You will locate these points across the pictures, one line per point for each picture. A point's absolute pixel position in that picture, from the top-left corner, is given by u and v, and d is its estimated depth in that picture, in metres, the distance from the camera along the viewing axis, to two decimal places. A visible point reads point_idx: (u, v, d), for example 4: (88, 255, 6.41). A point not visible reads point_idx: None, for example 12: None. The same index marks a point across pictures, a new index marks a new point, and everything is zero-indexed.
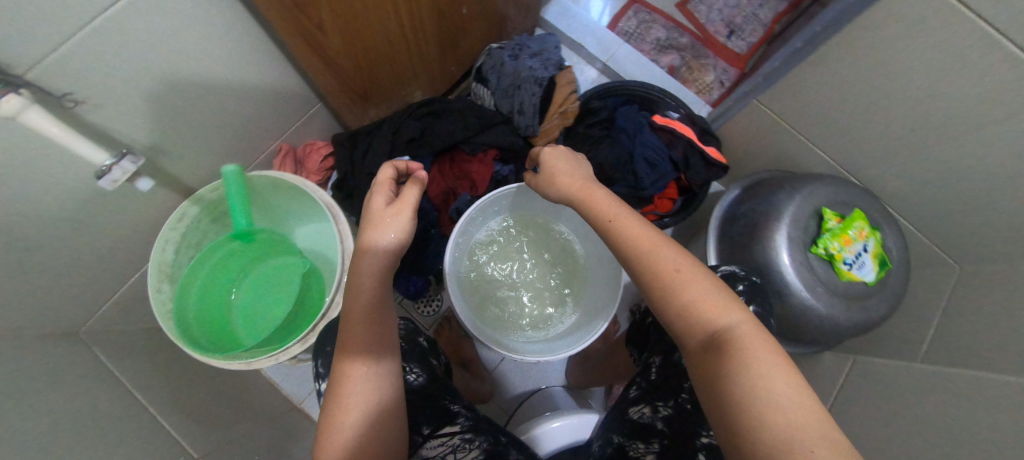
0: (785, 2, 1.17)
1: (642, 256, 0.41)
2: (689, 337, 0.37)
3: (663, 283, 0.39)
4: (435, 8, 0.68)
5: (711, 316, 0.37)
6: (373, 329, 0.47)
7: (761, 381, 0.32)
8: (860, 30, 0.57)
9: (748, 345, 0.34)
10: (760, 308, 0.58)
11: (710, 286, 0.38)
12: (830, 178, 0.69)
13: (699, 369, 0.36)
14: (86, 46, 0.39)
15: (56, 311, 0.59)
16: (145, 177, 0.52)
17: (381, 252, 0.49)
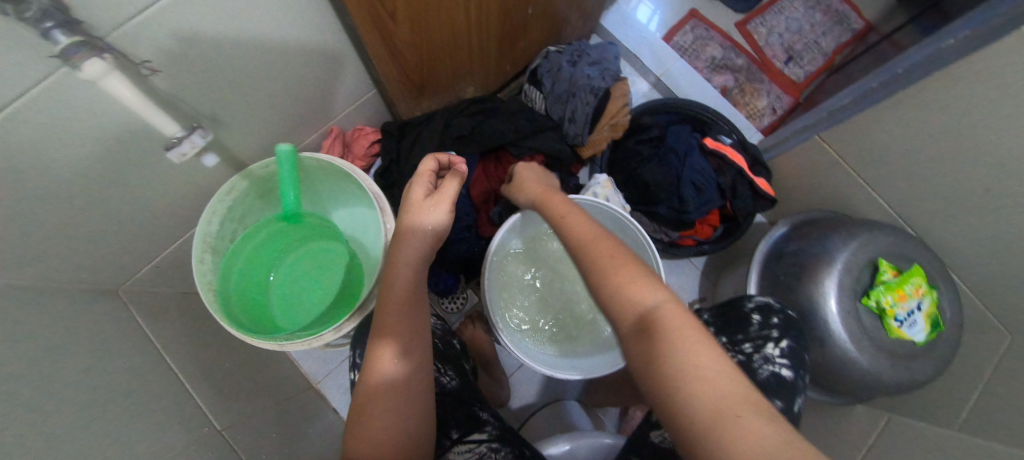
0: (849, 34, 1.14)
1: (584, 249, 0.43)
2: (621, 320, 0.36)
3: (600, 267, 0.39)
4: (503, 6, 0.66)
5: (638, 295, 0.35)
6: (411, 317, 0.47)
7: (683, 354, 0.30)
8: (947, 81, 0.54)
9: (671, 322, 0.33)
10: (795, 343, 0.56)
11: (636, 267, 0.38)
12: (889, 227, 0.66)
13: (627, 347, 0.34)
14: (169, 13, 0.38)
15: (96, 270, 0.60)
16: (211, 153, 0.52)
17: (418, 240, 0.50)
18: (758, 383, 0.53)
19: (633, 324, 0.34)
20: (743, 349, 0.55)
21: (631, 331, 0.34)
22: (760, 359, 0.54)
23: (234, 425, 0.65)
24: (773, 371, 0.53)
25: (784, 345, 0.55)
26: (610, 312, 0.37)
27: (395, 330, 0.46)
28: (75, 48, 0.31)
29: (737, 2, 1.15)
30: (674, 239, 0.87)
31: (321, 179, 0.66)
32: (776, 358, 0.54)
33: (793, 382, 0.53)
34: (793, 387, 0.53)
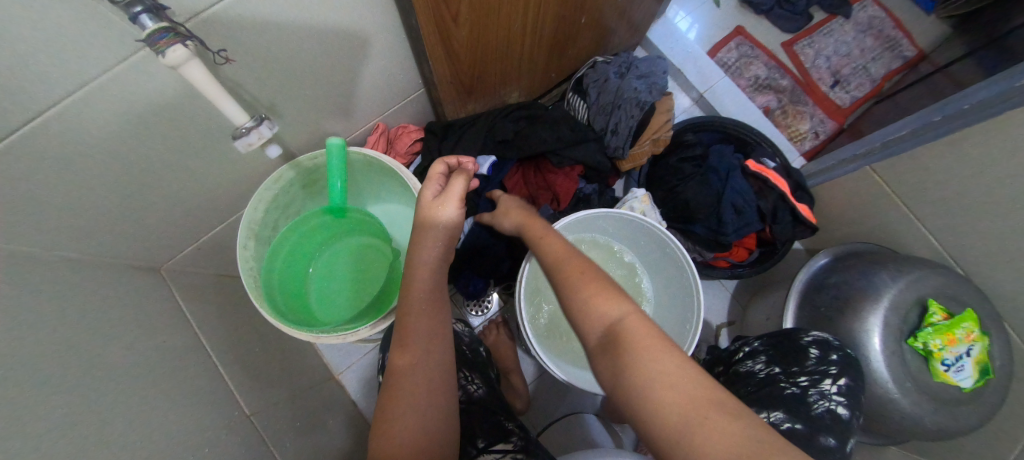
0: (900, 61, 1.11)
1: (556, 270, 0.46)
2: (590, 335, 0.38)
3: (569, 287, 0.42)
4: (558, 13, 0.66)
5: (603, 308, 0.38)
6: (433, 318, 0.46)
7: (644, 362, 0.32)
8: (1022, 122, 0.52)
9: (633, 333, 0.35)
10: (853, 382, 0.55)
11: (601, 284, 0.41)
12: (941, 267, 0.64)
13: (597, 362, 0.36)
14: (246, 4, 0.39)
15: (141, 248, 0.61)
16: (275, 144, 0.52)
17: (438, 242, 0.49)
18: (812, 417, 0.52)
19: (601, 339, 0.37)
20: (798, 382, 0.55)
21: (600, 346, 0.36)
22: (815, 393, 0.54)
23: (261, 411, 0.66)
24: (828, 407, 0.53)
25: (842, 383, 0.54)
26: (581, 330, 0.39)
27: (417, 333, 0.45)
28: (161, 33, 0.32)
29: (785, 22, 1.13)
30: (707, 259, 0.86)
31: (365, 174, 0.67)
32: (833, 395, 0.54)
33: (849, 421, 0.53)
34: (849, 426, 0.52)
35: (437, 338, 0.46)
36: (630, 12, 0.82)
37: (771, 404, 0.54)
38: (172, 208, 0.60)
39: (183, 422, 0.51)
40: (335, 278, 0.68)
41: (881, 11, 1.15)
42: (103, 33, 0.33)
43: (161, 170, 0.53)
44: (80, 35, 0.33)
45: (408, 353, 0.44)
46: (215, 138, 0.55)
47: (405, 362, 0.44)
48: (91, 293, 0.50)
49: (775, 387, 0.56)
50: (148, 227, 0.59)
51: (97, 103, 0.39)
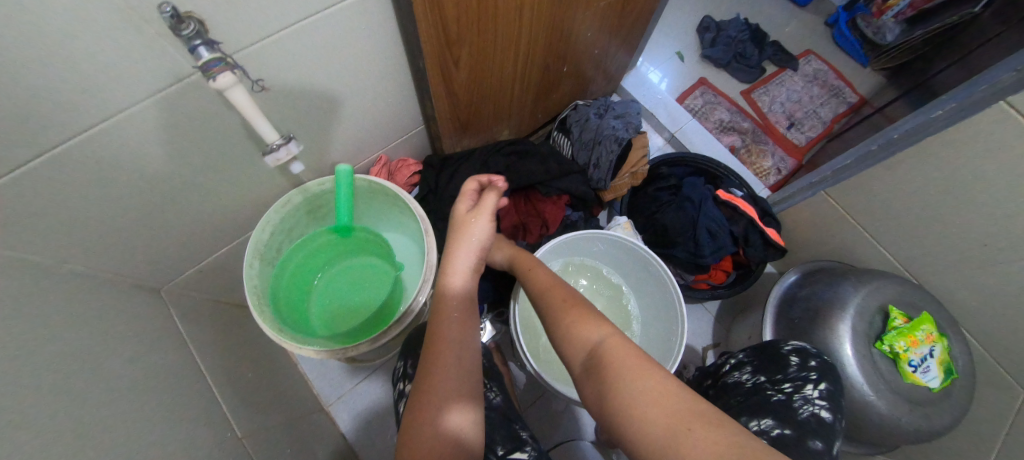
0: (845, 106, 1.26)
1: (543, 302, 0.51)
2: (577, 359, 0.42)
3: (556, 317, 0.47)
4: (544, 62, 0.77)
5: (588, 333, 0.43)
6: (465, 332, 0.49)
7: (623, 381, 0.36)
8: (942, 143, 0.62)
9: (613, 354, 0.39)
10: (833, 386, 0.57)
11: (584, 312, 0.46)
12: (895, 276, 0.71)
13: (586, 386, 0.40)
14: (283, 43, 0.47)
15: (147, 266, 0.63)
16: (298, 161, 0.58)
17: (465, 266, 0.54)
18: (799, 420, 0.53)
19: (586, 365, 0.40)
20: (782, 389, 0.57)
21: (586, 371, 0.40)
22: (800, 399, 0.55)
23: (252, 435, 0.65)
24: (812, 411, 0.54)
25: (823, 388, 0.56)
26: (570, 358, 0.43)
27: (450, 353, 0.46)
28: (214, 62, 0.40)
29: (742, 74, 1.29)
30: (689, 281, 0.92)
31: (368, 200, 0.72)
32: (816, 400, 0.55)
33: (834, 424, 0.53)
34: (834, 430, 0.52)
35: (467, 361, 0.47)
36: (605, 63, 0.94)
37: (760, 411, 0.55)
38: (181, 227, 0.63)
39: (178, 437, 0.51)
40: (338, 299, 0.71)
41: (823, 65, 1.33)
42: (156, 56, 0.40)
43: (179, 188, 0.57)
44: (137, 57, 0.39)
45: (438, 371, 0.45)
46: (232, 160, 0.59)
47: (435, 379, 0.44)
48: (88, 308, 0.51)
49: (762, 394, 0.57)
50: (156, 245, 0.62)
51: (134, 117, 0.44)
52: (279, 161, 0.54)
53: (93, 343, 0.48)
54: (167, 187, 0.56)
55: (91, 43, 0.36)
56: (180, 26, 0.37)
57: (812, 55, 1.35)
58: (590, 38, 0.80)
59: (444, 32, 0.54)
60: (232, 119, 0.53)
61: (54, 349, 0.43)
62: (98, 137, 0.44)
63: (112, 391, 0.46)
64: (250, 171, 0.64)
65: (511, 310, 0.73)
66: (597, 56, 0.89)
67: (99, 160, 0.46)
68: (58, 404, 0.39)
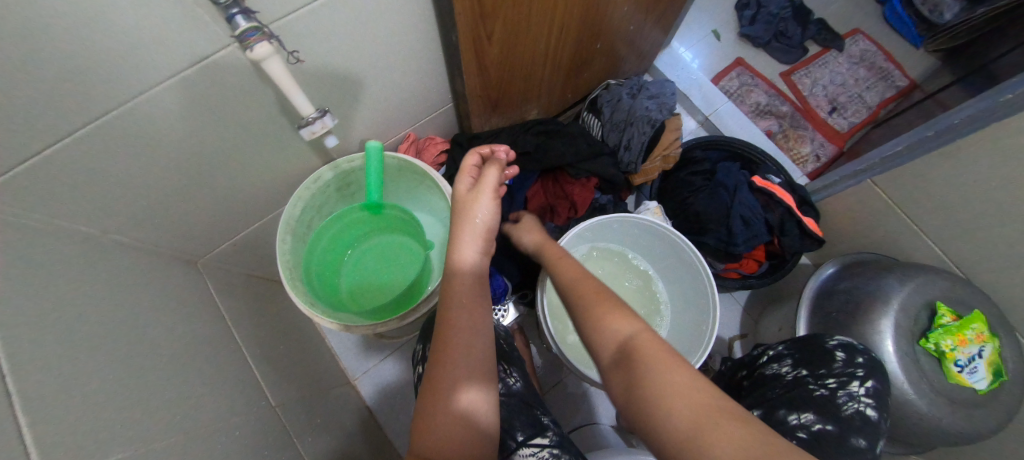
0: (893, 90, 1.18)
1: (568, 289, 0.48)
2: (603, 351, 0.40)
3: (582, 306, 0.44)
4: (578, 38, 0.73)
5: (616, 325, 0.40)
6: (477, 321, 0.46)
7: (653, 379, 0.35)
8: (1009, 131, 0.57)
9: (642, 351, 0.37)
10: (881, 383, 0.55)
11: (614, 303, 0.43)
12: (944, 271, 0.67)
13: (610, 380, 0.38)
14: (318, 15, 0.46)
15: (184, 239, 0.64)
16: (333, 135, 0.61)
17: (476, 251, 0.48)
18: (842, 418, 0.52)
19: (613, 358, 0.38)
20: (826, 384, 0.55)
21: (612, 364, 0.38)
22: (845, 395, 0.53)
23: (284, 404, 0.67)
24: (858, 408, 0.52)
25: (869, 385, 0.54)
26: (594, 350, 0.41)
27: (460, 338, 0.44)
28: (252, 31, 0.39)
29: (783, 54, 1.22)
30: (718, 270, 0.89)
31: (397, 178, 0.72)
32: (862, 397, 0.53)
33: (878, 422, 0.52)
34: (878, 428, 0.52)
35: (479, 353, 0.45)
36: (639, 41, 0.90)
37: (801, 405, 0.54)
38: (216, 201, 0.64)
39: (217, 404, 0.52)
40: (367, 275, 0.72)
41: (872, 46, 1.24)
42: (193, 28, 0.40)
43: (213, 161, 0.58)
44: (175, 29, 0.39)
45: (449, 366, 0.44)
46: (265, 135, 0.59)
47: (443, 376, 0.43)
48: (128, 279, 0.53)
49: (803, 388, 0.55)
50: (193, 219, 0.63)
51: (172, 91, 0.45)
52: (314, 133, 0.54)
53: (135, 313, 0.50)
54: (202, 161, 0.56)
55: (132, 13, 0.35)
56: None
57: (860, 33, 1.26)
58: (626, 13, 0.77)
59: (479, 4, 0.52)
60: (265, 93, 0.53)
61: (100, 318, 0.44)
62: (139, 108, 0.44)
63: (155, 359, 0.48)
64: (281, 147, 0.64)
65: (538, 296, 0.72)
66: (632, 33, 0.85)
67: (140, 132, 0.47)
68: (107, 369, 0.41)
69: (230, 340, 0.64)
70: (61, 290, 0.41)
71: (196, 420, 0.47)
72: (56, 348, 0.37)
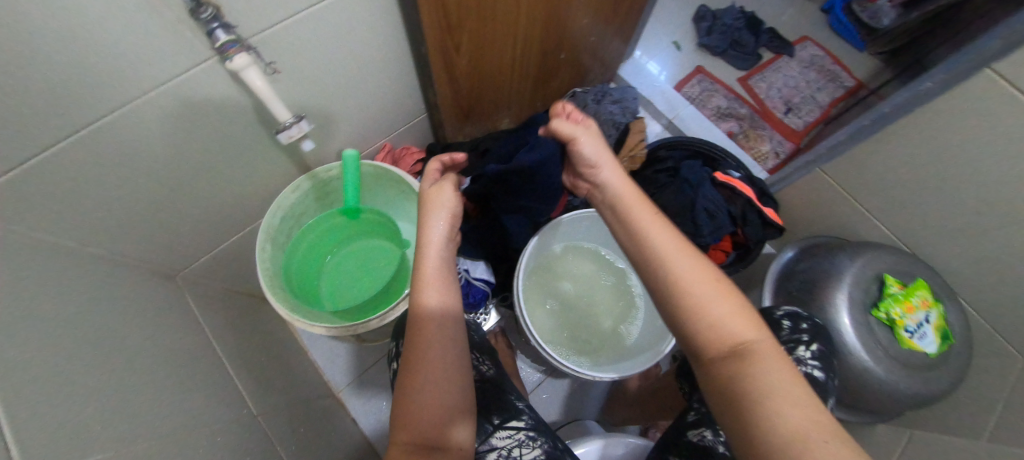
0: (842, 90, 1.27)
1: (667, 260, 0.41)
2: (710, 345, 0.37)
3: (688, 290, 0.39)
4: (543, 49, 0.78)
5: (737, 329, 0.37)
6: (449, 316, 0.49)
7: (769, 390, 0.33)
8: (933, 113, 0.63)
9: (761, 361, 0.35)
10: (824, 347, 0.59)
11: (731, 299, 0.39)
12: (891, 248, 0.72)
13: (707, 370, 0.37)
14: (293, 30, 0.50)
15: (157, 252, 0.65)
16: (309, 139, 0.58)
17: (436, 281, 0.50)
18: None
19: (718, 353, 0.36)
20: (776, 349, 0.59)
21: (719, 358, 0.36)
22: (793, 360, 0.57)
23: (266, 414, 0.67)
24: (805, 370, 0.56)
25: (814, 348, 0.58)
26: (692, 335, 0.38)
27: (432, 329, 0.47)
28: (231, 43, 0.44)
29: (739, 61, 1.31)
30: None
31: (374, 185, 0.75)
32: (809, 360, 0.57)
33: (825, 383, 0.56)
34: (826, 388, 0.55)
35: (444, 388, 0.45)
36: (601, 52, 0.96)
37: None
38: (194, 213, 0.65)
39: (198, 412, 0.53)
40: (347, 279, 0.74)
41: (821, 51, 1.34)
42: (174, 43, 0.43)
43: (193, 172, 0.60)
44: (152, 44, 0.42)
45: (416, 389, 0.44)
46: (243, 146, 0.62)
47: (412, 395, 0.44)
48: (106, 289, 0.53)
49: None
50: (169, 231, 0.64)
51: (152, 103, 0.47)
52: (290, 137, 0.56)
53: (115, 321, 0.51)
54: (181, 172, 0.58)
55: (117, 30, 0.39)
56: (200, 8, 0.40)
57: (809, 41, 1.36)
58: (587, 26, 0.83)
59: (445, 18, 0.57)
60: (244, 105, 0.56)
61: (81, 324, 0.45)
62: (118, 119, 0.46)
63: (136, 364, 0.49)
64: (258, 158, 0.66)
65: (515, 289, 0.74)
66: (593, 44, 0.91)
67: (118, 144, 0.49)
68: (91, 372, 0.41)
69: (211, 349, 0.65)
70: (42, 298, 0.43)
71: (178, 425, 0.48)
72: (42, 350, 0.38)
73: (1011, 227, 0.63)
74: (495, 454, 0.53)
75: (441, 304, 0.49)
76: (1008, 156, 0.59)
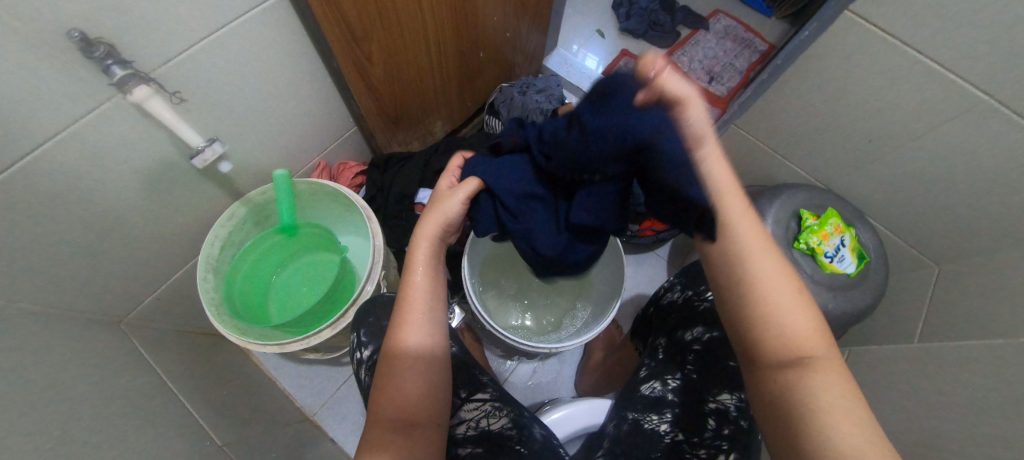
0: (757, 54, 1.36)
1: (751, 259, 0.38)
2: (768, 352, 0.36)
3: (768, 295, 0.37)
4: (459, 51, 0.82)
5: (807, 342, 0.35)
6: (431, 352, 0.45)
7: (824, 406, 0.32)
8: (813, 58, 0.69)
9: (825, 373, 0.34)
10: None
11: (807, 310, 0.37)
12: (806, 186, 0.78)
13: (761, 369, 0.37)
14: (195, 58, 0.51)
15: (97, 300, 0.63)
16: (226, 161, 0.64)
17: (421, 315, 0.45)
18: None
19: (780, 358, 0.35)
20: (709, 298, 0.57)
21: (777, 359, 0.36)
22: None
23: (236, 443, 0.66)
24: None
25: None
26: (750, 332, 0.37)
27: (410, 359, 0.43)
28: (128, 77, 0.46)
29: (659, 40, 1.39)
30: (635, 231, 0.96)
31: (312, 199, 0.76)
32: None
33: None
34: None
35: (421, 394, 0.43)
36: (520, 45, 1.01)
37: (692, 322, 0.57)
38: (127, 254, 0.64)
39: (161, 448, 0.52)
40: (296, 294, 0.77)
41: (733, 22, 1.43)
42: (75, 84, 0.44)
43: (119, 212, 0.59)
44: (53, 85, 0.42)
45: (389, 395, 0.42)
46: (169, 178, 0.62)
47: (388, 401, 0.42)
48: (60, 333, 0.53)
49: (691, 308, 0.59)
50: (104, 276, 0.63)
51: (66, 145, 0.47)
52: (205, 161, 0.60)
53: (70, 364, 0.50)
54: (107, 213, 0.57)
55: (12, 77, 0.39)
56: (91, 48, 0.41)
57: (721, 14, 1.45)
58: (498, 22, 0.86)
59: (349, 32, 0.58)
60: (160, 137, 0.56)
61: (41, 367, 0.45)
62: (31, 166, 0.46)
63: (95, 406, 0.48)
64: (190, 189, 0.66)
65: (467, 288, 0.74)
66: (510, 39, 0.96)
67: (37, 192, 0.48)
68: (46, 416, 0.41)
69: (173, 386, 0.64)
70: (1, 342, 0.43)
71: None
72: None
73: (898, 149, 0.70)
74: (466, 426, 0.54)
75: (422, 342, 0.44)
76: (880, 85, 0.65)
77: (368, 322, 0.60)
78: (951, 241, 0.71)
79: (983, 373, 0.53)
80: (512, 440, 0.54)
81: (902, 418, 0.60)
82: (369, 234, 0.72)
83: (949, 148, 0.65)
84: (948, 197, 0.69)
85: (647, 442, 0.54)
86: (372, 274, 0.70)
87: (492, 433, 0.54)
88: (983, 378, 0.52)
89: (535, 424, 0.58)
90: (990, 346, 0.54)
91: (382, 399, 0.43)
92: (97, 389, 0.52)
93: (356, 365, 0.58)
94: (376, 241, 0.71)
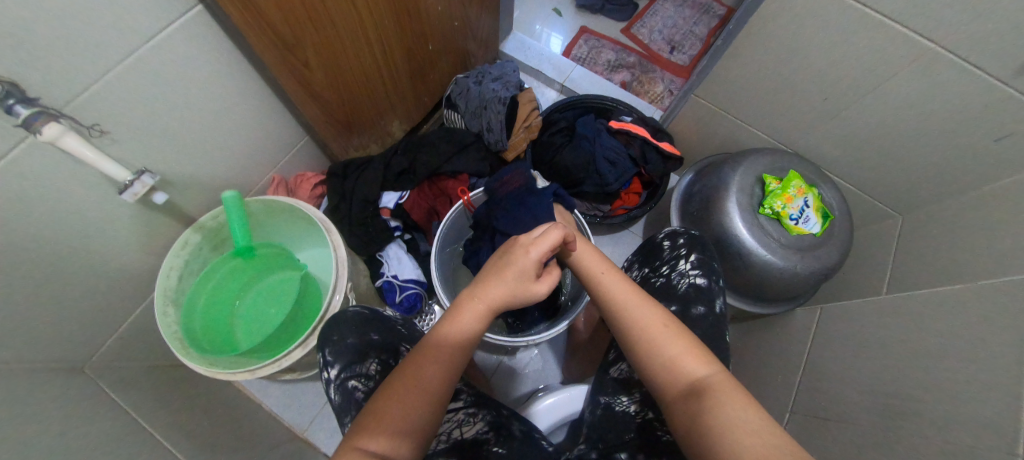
0: (716, 19, 1.33)
1: (630, 310, 0.46)
2: (670, 388, 0.40)
3: (646, 335, 0.43)
4: (405, 47, 0.79)
5: (694, 367, 0.40)
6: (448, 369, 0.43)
7: (718, 409, 0.35)
8: (763, 20, 0.68)
9: (719, 389, 0.37)
10: (701, 255, 0.62)
11: (687, 340, 0.42)
12: (768, 150, 0.79)
13: (673, 411, 0.39)
14: (105, 87, 0.48)
15: (59, 347, 0.60)
16: (161, 191, 0.60)
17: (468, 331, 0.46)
18: (679, 295, 0.59)
19: (681, 389, 0.39)
20: (661, 273, 0.62)
21: (680, 395, 0.39)
22: (677, 275, 0.60)
23: None
24: (689, 282, 0.59)
25: (693, 259, 0.61)
26: (655, 378, 0.42)
27: (428, 357, 0.43)
28: (34, 116, 0.42)
29: (617, 13, 1.35)
30: (606, 212, 0.97)
31: (268, 218, 0.75)
32: (690, 271, 0.60)
33: (708, 288, 0.59)
34: (709, 292, 0.58)
35: (426, 408, 0.40)
36: (471, 34, 0.98)
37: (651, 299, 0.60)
38: (78, 296, 0.61)
39: None
40: (264, 315, 0.75)
41: None
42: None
43: (64, 252, 0.56)
44: None
45: (395, 395, 0.40)
46: (106, 214, 0.58)
47: (390, 407, 0.39)
48: (32, 383, 0.51)
49: (648, 284, 0.63)
50: (62, 322, 0.60)
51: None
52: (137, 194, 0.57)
53: (45, 413, 0.48)
54: (49, 258, 0.54)
55: None
56: None
57: None
58: (443, 13, 0.83)
59: (278, 38, 0.54)
60: (89, 171, 0.53)
61: (13, 424, 0.43)
62: None
63: (75, 452, 0.47)
64: (138, 218, 0.63)
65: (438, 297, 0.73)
66: (459, 28, 0.92)
67: None
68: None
69: (154, 422, 0.63)
70: None
71: None
72: None
73: (852, 105, 0.71)
74: (436, 440, 0.53)
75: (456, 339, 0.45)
76: (829, 43, 0.65)
77: (332, 341, 0.59)
78: (913, 189, 0.72)
79: (946, 316, 0.54)
80: (489, 443, 0.54)
81: (868, 364, 0.62)
82: (329, 246, 0.70)
83: (900, 100, 0.65)
84: (903, 146, 0.70)
85: (616, 426, 0.55)
86: (337, 287, 0.69)
87: (466, 441, 0.54)
88: (948, 320, 0.54)
89: (514, 422, 0.58)
90: (950, 293, 0.56)
91: (390, 393, 0.40)
92: (82, 430, 0.51)
93: (325, 385, 0.57)
94: (337, 253, 0.70)
